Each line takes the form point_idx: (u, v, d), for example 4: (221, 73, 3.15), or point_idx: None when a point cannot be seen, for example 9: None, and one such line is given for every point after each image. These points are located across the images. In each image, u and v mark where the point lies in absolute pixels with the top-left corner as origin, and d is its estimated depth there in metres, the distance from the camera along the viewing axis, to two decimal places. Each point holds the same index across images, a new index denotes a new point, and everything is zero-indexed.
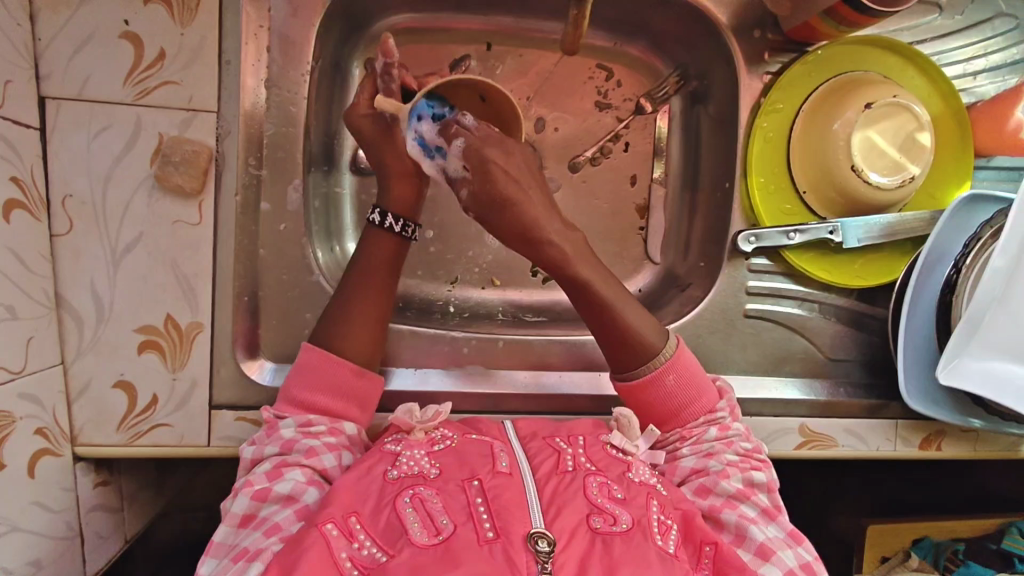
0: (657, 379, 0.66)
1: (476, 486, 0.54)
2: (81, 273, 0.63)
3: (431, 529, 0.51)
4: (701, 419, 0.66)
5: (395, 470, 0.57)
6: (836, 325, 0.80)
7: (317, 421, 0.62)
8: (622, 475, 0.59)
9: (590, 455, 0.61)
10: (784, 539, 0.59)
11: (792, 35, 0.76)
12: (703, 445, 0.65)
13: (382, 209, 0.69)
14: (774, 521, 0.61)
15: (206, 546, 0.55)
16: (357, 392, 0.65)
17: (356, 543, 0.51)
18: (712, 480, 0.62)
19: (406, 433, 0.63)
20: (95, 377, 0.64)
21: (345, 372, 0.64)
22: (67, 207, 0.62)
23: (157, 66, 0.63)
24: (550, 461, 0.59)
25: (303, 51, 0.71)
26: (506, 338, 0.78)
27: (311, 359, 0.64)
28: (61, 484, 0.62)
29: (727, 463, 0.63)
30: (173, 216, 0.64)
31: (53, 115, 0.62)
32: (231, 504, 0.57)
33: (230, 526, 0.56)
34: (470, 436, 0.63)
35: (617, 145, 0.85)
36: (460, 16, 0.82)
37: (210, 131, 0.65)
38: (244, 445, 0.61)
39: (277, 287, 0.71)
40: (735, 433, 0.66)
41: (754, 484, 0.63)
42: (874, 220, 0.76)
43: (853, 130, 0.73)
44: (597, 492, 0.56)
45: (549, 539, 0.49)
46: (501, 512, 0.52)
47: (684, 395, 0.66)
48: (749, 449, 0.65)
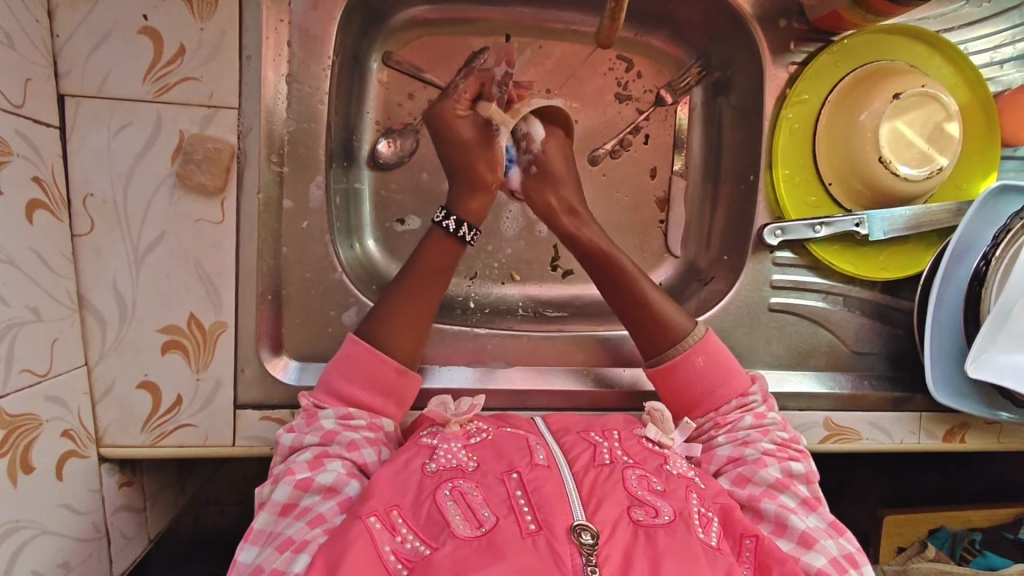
0: (685, 360, 0.69)
1: (515, 478, 0.55)
2: (103, 272, 0.62)
3: (473, 522, 0.51)
4: (733, 403, 0.68)
5: (433, 464, 0.57)
6: (861, 318, 0.80)
7: (357, 415, 0.62)
8: (660, 467, 0.60)
9: (628, 448, 0.61)
10: (825, 528, 0.58)
11: (818, 25, 0.75)
12: (737, 433, 0.66)
13: (455, 216, 0.69)
14: (816, 511, 0.60)
15: (246, 532, 0.55)
16: (396, 389, 0.65)
17: (398, 536, 0.51)
18: (751, 470, 0.62)
19: (440, 427, 0.63)
20: (119, 378, 0.64)
21: (388, 370, 0.64)
22: (88, 206, 0.62)
23: (177, 61, 0.62)
24: (587, 454, 0.59)
25: (323, 45, 0.70)
26: (527, 334, 0.78)
27: (356, 352, 0.64)
28: (88, 486, 0.62)
29: (764, 451, 0.63)
30: (195, 215, 0.64)
31: (72, 114, 0.61)
32: (273, 492, 0.57)
33: (270, 513, 0.55)
34: (505, 430, 0.63)
35: (637, 137, 0.85)
36: (480, 7, 0.80)
37: (232, 128, 0.64)
38: (281, 432, 0.61)
39: (300, 285, 0.70)
40: (771, 423, 0.67)
41: (793, 475, 0.62)
42: (900, 213, 0.75)
43: (881, 121, 0.72)
44: (636, 485, 0.56)
45: (591, 532, 0.49)
46: (542, 505, 0.51)
47: (714, 379, 0.68)
48: (787, 439, 0.66)
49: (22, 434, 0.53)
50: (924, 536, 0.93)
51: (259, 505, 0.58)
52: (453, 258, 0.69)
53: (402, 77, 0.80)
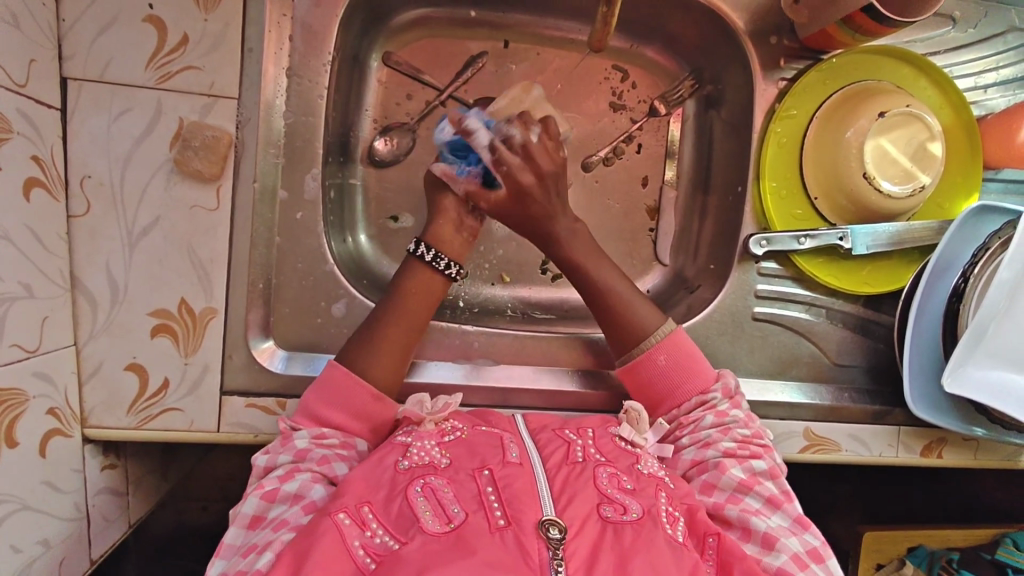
0: (647, 358, 0.70)
1: (486, 475, 0.56)
2: (97, 254, 0.63)
3: (442, 518, 0.51)
4: (693, 400, 0.69)
5: (406, 461, 0.58)
6: (843, 330, 0.81)
7: (331, 434, 0.63)
8: (631, 467, 0.61)
9: (600, 446, 0.62)
10: (788, 527, 0.59)
11: (807, 43, 0.77)
12: (700, 434, 0.67)
13: (418, 240, 0.73)
14: (781, 508, 0.61)
15: (217, 548, 0.56)
16: (372, 414, 0.65)
17: (368, 531, 0.52)
18: (715, 475, 0.63)
19: (416, 425, 0.64)
20: (107, 359, 0.64)
21: (364, 397, 0.65)
22: (85, 188, 0.62)
23: (180, 50, 0.63)
24: (560, 451, 0.60)
25: (324, 41, 0.71)
26: (514, 333, 0.79)
27: (334, 375, 0.65)
28: (70, 466, 0.62)
29: (724, 452, 0.64)
30: (191, 201, 0.65)
31: (74, 97, 0.62)
32: (241, 507, 0.58)
33: (240, 528, 0.56)
34: (480, 428, 0.64)
35: (629, 146, 0.87)
36: (480, 12, 0.82)
37: (231, 117, 0.65)
38: (256, 454, 0.62)
39: (292, 275, 0.71)
40: (734, 420, 0.68)
41: (756, 473, 0.64)
42: (882, 228, 0.76)
43: (865, 138, 0.73)
44: (607, 483, 0.57)
45: (560, 527, 0.50)
46: (511, 501, 0.52)
47: (674, 377, 0.70)
48: (748, 435, 0.67)
49: (9, 407, 0.54)
50: (902, 554, 0.94)
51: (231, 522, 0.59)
52: (430, 290, 0.71)
53: (401, 77, 0.82)
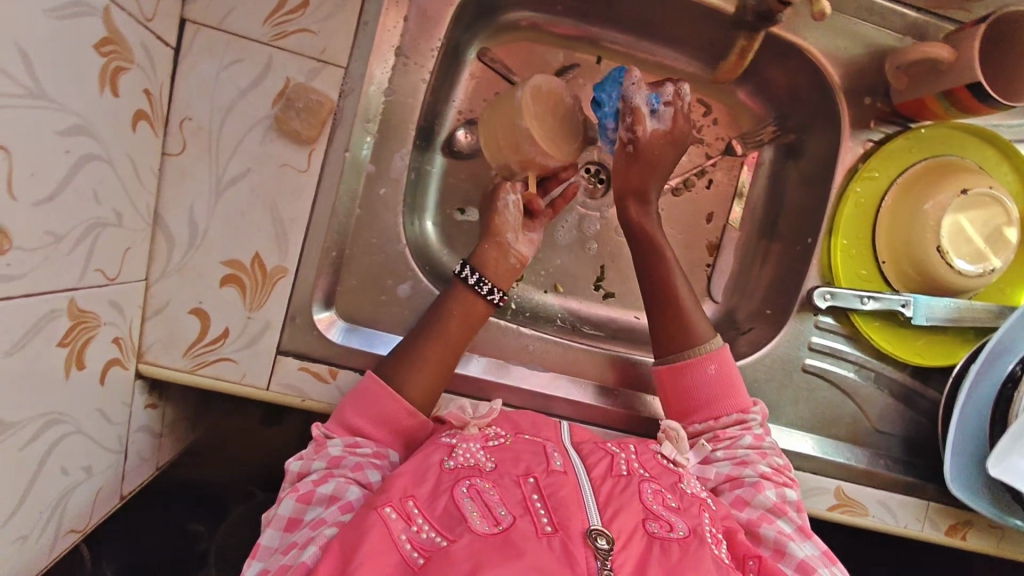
0: (699, 364, 0.71)
1: (531, 482, 0.56)
2: (183, 194, 0.64)
3: (490, 520, 0.52)
4: (732, 414, 0.70)
5: (451, 461, 0.59)
6: (887, 397, 0.81)
7: (364, 444, 0.64)
8: (675, 485, 0.61)
9: (643, 462, 0.62)
10: (821, 556, 0.59)
11: (899, 108, 0.78)
12: (736, 452, 0.68)
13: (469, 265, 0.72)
14: (811, 539, 0.61)
15: (253, 548, 0.58)
16: (405, 428, 0.66)
17: (414, 526, 0.53)
18: (750, 493, 0.64)
19: (459, 428, 0.65)
20: (174, 299, 0.65)
21: (397, 409, 0.65)
22: (185, 129, 0.63)
23: (299, 12, 0.64)
24: (604, 463, 0.60)
25: (436, 26, 0.72)
26: (569, 344, 0.80)
27: (369, 386, 0.65)
28: (121, 398, 0.62)
29: (761, 474, 0.65)
30: (283, 159, 0.65)
31: (190, 38, 0.63)
32: (277, 509, 0.60)
33: (277, 528, 0.58)
34: (522, 435, 0.64)
35: (700, 180, 0.87)
36: (580, 26, 0.84)
37: (336, 85, 0.66)
38: (291, 459, 0.63)
39: (364, 249, 0.72)
40: (770, 448, 0.69)
41: (787, 501, 0.64)
42: (942, 302, 0.77)
43: (944, 213, 0.74)
44: (652, 499, 0.57)
45: (607, 538, 0.50)
46: (558, 508, 0.53)
47: (720, 389, 0.70)
48: (782, 465, 0.68)
49: (85, 329, 0.54)
50: None
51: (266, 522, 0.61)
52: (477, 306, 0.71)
53: (493, 75, 0.83)
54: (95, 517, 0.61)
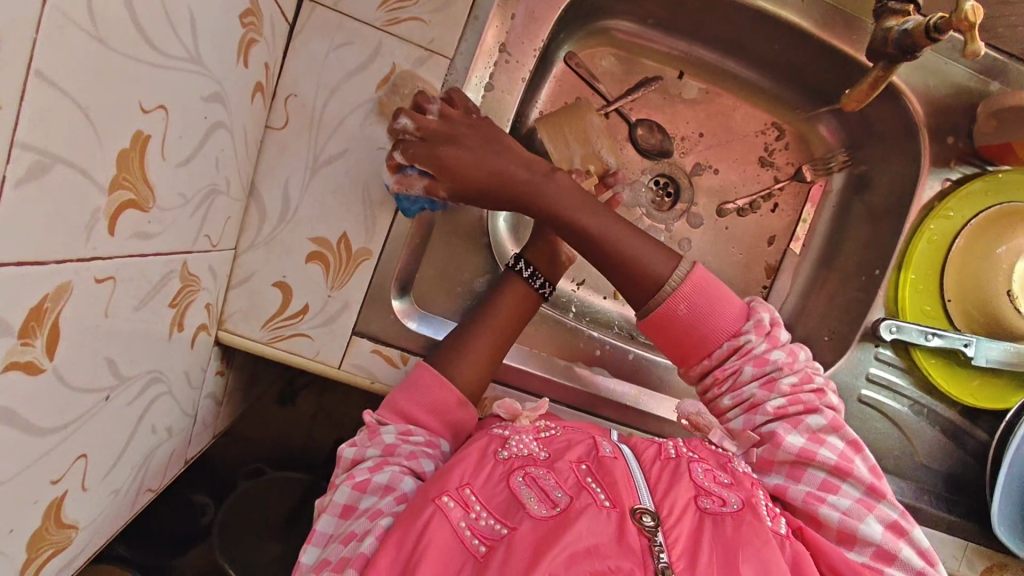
0: (669, 309, 0.64)
1: (585, 467, 0.56)
2: (280, 169, 0.65)
3: (547, 503, 0.52)
4: (725, 345, 0.65)
5: (506, 451, 0.59)
6: (936, 434, 0.82)
7: (417, 432, 0.64)
8: (725, 465, 0.61)
9: (693, 447, 0.63)
10: (860, 497, 0.60)
11: (981, 151, 0.77)
12: (741, 392, 0.65)
13: (524, 258, 0.72)
14: (850, 478, 0.61)
15: (309, 534, 0.58)
16: (455, 419, 0.66)
17: (472, 513, 0.53)
18: (771, 450, 0.62)
19: (510, 420, 0.66)
20: (259, 271, 0.65)
21: (450, 399, 0.65)
22: (289, 104, 0.64)
23: (413, 0, 0.65)
24: (652, 449, 0.61)
25: (541, 27, 0.70)
26: (635, 352, 0.83)
27: (422, 376, 0.66)
28: (202, 364, 0.63)
29: (775, 416, 0.63)
30: (380, 142, 0.66)
31: (305, 17, 0.63)
32: (333, 495, 0.60)
33: (332, 516, 0.58)
34: (572, 428, 0.64)
35: (765, 204, 0.89)
36: (666, 39, 0.85)
37: (439, 75, 0.66)
38: (344, 447, 0.64)
39: (444, 238, 0.73)
40: (774, 367, 0.64)
41: (816, 433, 0.62)
42: (1007, 346, 0.77)
43: (1018, 258, 0.75)
44: (703, 477, 0.58)
45: (652, 516, 0.51)
46: (611, 487, 0.54)
47: (694, 330, 0.65)
48: (796, 384, 0.64)
49: (189, 292, 0.54)
50: None
51: (320, 511, 0.61)
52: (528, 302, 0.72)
53: (577, 80, 0.84)
54: (166, 477, 0.62)
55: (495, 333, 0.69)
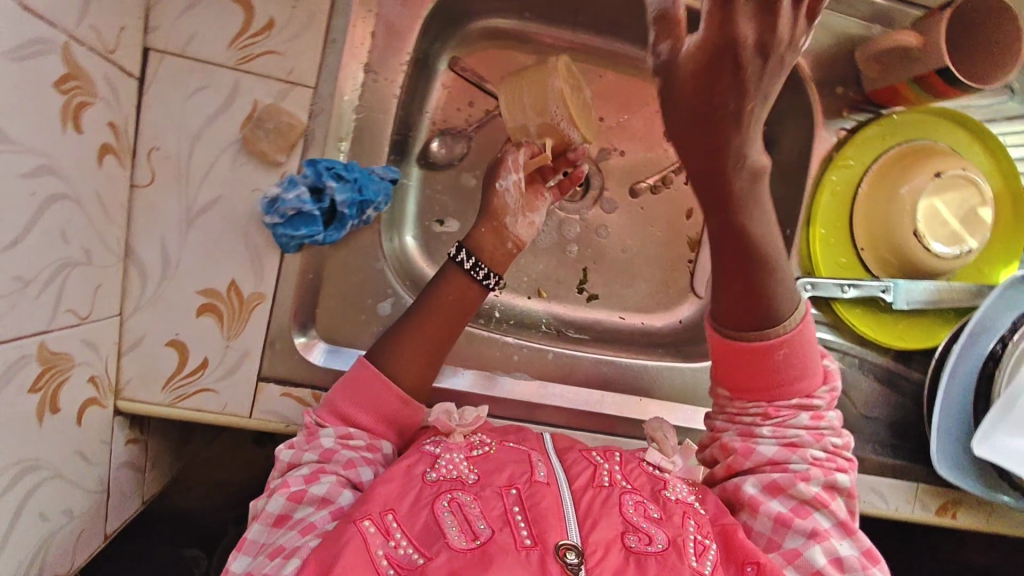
0: (769, 348, 0.60)
1: (514, 494, 0.55)
2: (152, 225, 0.62)
3: (468, 535, 0.51)
4: (793, 401, 0.62)
5: (434, 473, 0.57)
6: (872, 383, 0.82)
7: (357, 435, 0.62)
8: (656, 493, 0.60)
9: (627, 473, 0.62)
10: (857, 556, 0.57)
11: (871, 96, 0.78)
12: (787, 431, 0.62)
13: (460, 245, 0.70)
14: (851, 537, 0.59)
15: (238, 541, 0.56)
16: (398, 417, 0.64)
17: (392, 541, 0.51)
18: (789, 480, 0.60)
19: (444, 436, 0.63)
20: (149, 333, 0.63)
21: (390, 397, 0.63)
22: (152, 158, 0.62)
23: (264, 34, 0.63)
24: (586, 474, 0.60)
25: (405, 42, 0.70)
26: (555, 351, 0.79)
27: (363, 374, 0.63)
28: (101, 438, 0.61)
29: (812, 461, 0.61)
30: (255, 183, 0.64)
31: (153, 67, 0.61)
32: (266, 504, 0.57)
33: (264, 524, 0.56)
34: (507, 444, 0.63)
35: (678, 177, 0.89)
36: (550, 30, 0.83)
37: (304, 106, 0.65)
38: (282, 447, 0.62)
39: (341, 269, 0.70)
40: (828, 426, 0.63)
41: (834, 488, 0.61)
42: (925, 286, 0.77)
43: (920, 196, 0.74)
44: (633, 511, 0.57)
45: (576, 552, 0.51)
46: (537, 521, 0.53)
47: (784, 374, 0.61)
48: (838, 446, 0.63)
49: (56, 374, 0.53)
50: None
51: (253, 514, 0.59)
52: (467, 293, 0.69)
53: (466, 84, 0.82)
54: (78, 560, 0.60)
55: (430, 316, 0.67)
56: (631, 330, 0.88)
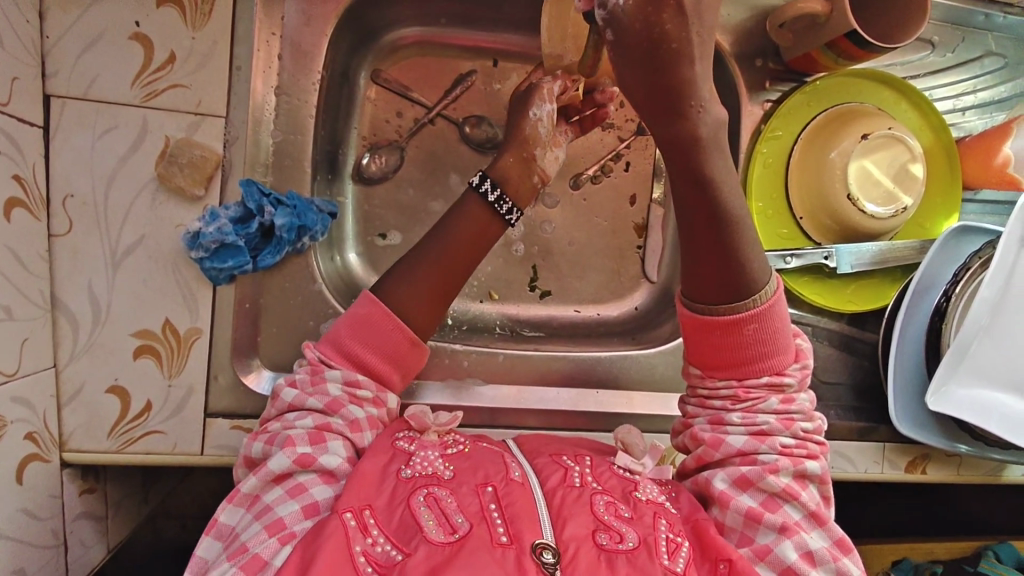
0: (737, 324, 0.58)
1: (490, 491, 0.54)
2: (78, 273, 0.62)
3: (446, 528, 0.50)
4: (765, 381, 0.59)
5: (409, 470, 0.56)
6: (828, 348, 0.82)
7: (365, 385, 0.60)
8: (628, 494, 0.58)
9: (597, 475, 0.59)
10: (827, 546, 0.56)
11: (791, 65, 0.78)
12: (756, 418, 0.59)
13: (485, 175, 0.68)
14: (822, 526, 0.57)
15: (230, 494, 0.55)
16: (407, 361, 0.62)
17: (370, 538, 0.50)
18: (758, 474, 0.57)
19: (417, 432, 0.62)
20: (88, 381, 0.63)
21: (402, 342, 0.61)
22: (68, 206, 0.61)
23: (167, 68, 0.63)
24: (557, 475, 0.58)
25: (314, 60, 0.70)
26: (506, 352, 0.78)
27: (372, 312, 0.61)
28: (49, 491, 0.60)
29: (780, 451, 0.58)
30: (177, 220, 0.64)
31: (57, 114, 0.61)
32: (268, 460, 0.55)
33: (262, 480, 0.55)
34: (482, 444, 0.62)
35: (617, 164, 0.88)
36: (469, 31, 0.82)
37: (218, 137, 0.65)
38: (283, 387, 0.60)
39: (279, 295, 0.70)
40: (798, 411, 0.60)
41: (805, 476, 0.59)
42: (866, 248, 0.77)
43: (849, 160, 0.74)
44: (603, 509, 0.55)
45: (553, 551, 0.49)
46: (513, 519, 0.52)
47: (756, 351, 0.59)
48: (808, 431, 0.60)
49: None
50: (887, 567, 0.91)
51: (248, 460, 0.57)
52: (486, 226, 0.67)
53: (390, 95, 0.81)
54: None
55: (444, 253, 0.64)
56: (588, 322, 0.87)
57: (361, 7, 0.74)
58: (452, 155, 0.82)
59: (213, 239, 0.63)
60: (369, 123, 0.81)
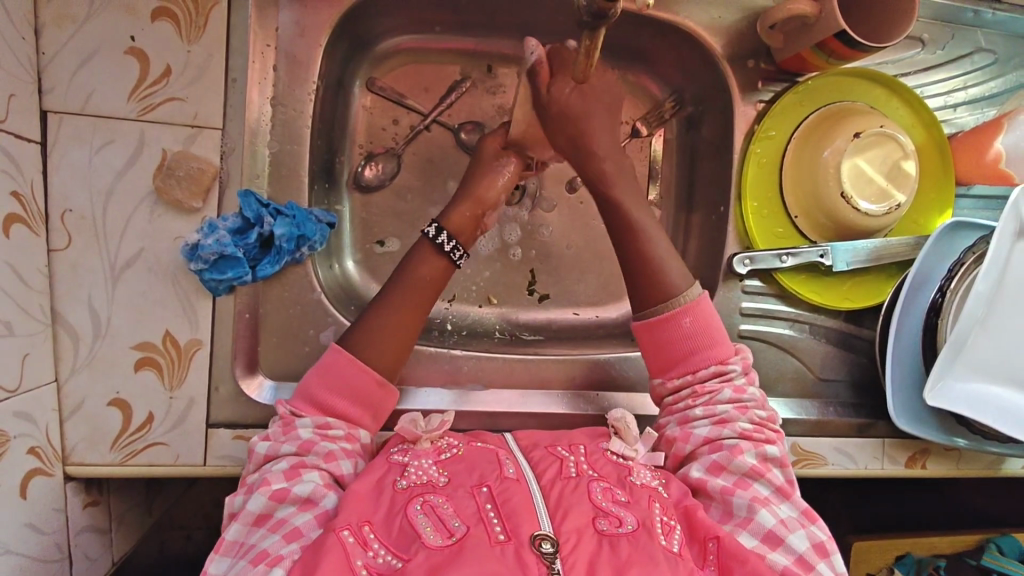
0: (672, 319, 0.66)
1: (485, 492, 0.54)
2: (78, 287, 0.62)
3: (444, 532, 0.51)
4: (712, 367, 0.66)
5: (404, 480, 0.57)
6: (826, 346, 0.82)
7: (336, 425, 0.61)
8: (623, 480, 0.59)
9: (592, 463, 0.60)
10: (799, 518, 0.58)
11: (783, 66, 0.79)
12: (715, 408, 0.64)
13: (439, 225, 0.69)
14: (791, 500, 0.60)
15: (217, 544, 0.54)
16: (374, 401, 0.63)
17: (370, 551, 0.50)
18: (727, 458, 0.61)
19: (411, 444, 0.62)
20: (90, 395, 0.63)
21: (368, 382, 0.62)
22: (66, 221, 0.62)
23: (163, 81, 0.63)
24: (553, 468, 0.58)
25: (308, 70, 0.71)
26: (505, 357, 0.79)
27: (336, 360, 0.62)
28: (52, 506, 0.61)
29: (740, 434, 0.63)
30: (176, 232, 0.64)
31: (54, 129, 0.61)
32: (247, 501, 0.55)
33: (242, 524, 0.54)
34: (476, 445, 0.62)
35: None
36: (463, 38, 0.83)
37: (215, 148, 0.65)
38: (258, 441, 0.59)
39: (279, 304, 0.70)
40: (750, 399, 0.65)
41: (768, 459, 0.62)
42: (862, 245, 0.78)
43: (842, 158, 0.75)
44: (601, 496, 0.55)
45: (552, 541, 0.49)
46: (510, 516, 0.52)
47: (698, 339, 0.66)
48: (764, 418, 0.65)
49: None
50: (891, 563, 0.91)
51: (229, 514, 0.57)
52: (441, 272, 0.68)
53: (386, 103, 0.82)
54: None
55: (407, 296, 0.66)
56: (587, 324, 0.88)
57: (355, 16, 0.74)
58: (449, 161, 0.83)
59: (212, 250, 0.63)
60: (365, 131, 0.82)
